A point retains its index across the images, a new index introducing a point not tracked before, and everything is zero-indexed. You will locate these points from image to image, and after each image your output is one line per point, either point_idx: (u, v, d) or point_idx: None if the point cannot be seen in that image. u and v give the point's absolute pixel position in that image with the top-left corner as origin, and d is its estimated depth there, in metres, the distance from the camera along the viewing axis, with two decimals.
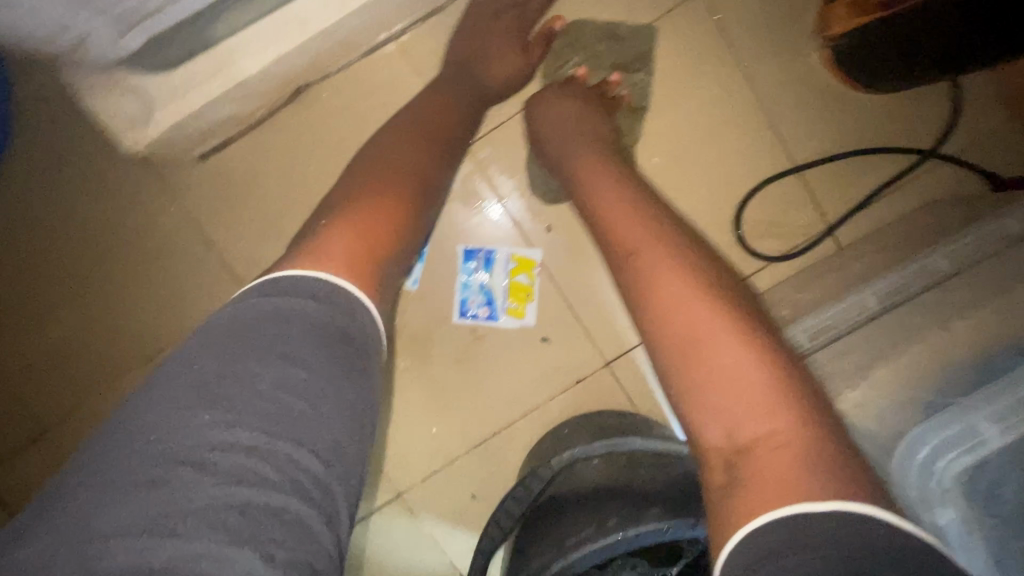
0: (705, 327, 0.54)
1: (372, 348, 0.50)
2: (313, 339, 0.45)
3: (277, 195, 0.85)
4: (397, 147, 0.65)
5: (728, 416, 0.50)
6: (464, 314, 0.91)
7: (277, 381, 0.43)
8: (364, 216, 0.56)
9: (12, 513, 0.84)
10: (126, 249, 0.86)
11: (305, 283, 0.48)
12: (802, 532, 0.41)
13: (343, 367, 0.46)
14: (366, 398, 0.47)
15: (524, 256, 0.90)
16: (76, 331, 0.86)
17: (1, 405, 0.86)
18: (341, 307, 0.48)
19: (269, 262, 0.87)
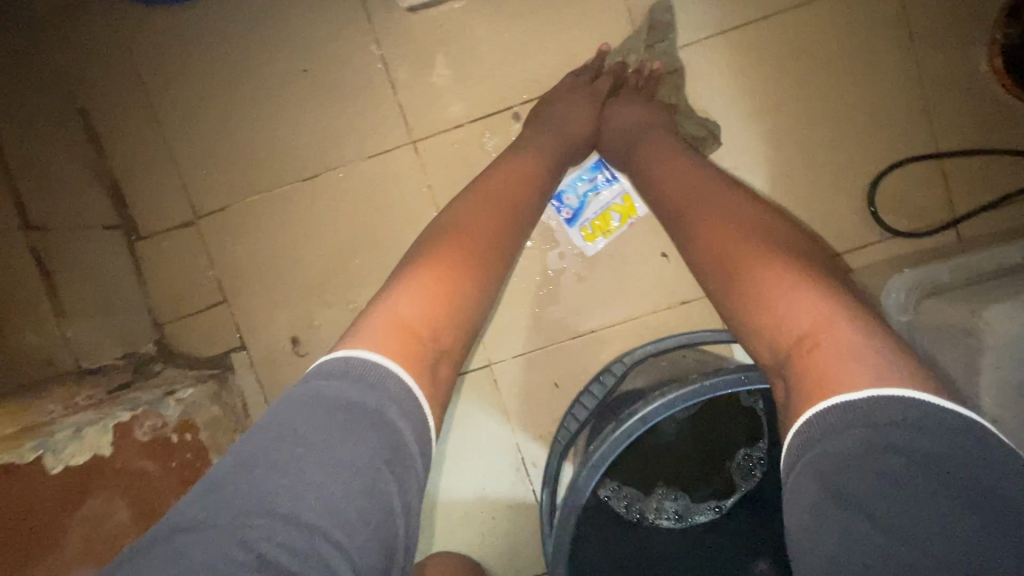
0: (756, 257, 0.61)
1: (395, 406, 0.51)
2: (328, 413, 0.48)
3: (465, 64, 0.94)
4: (476, 217, 0.71)
5: (776, 320, 0.56)
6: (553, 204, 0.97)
7: (287, 461, 0.45)
8: (432, 295, 0.61)
9: (183, 276, 0.99)
10: (318, 76, 0.96)
11: (328, 364, 0.52)
12: (865, 412, 0.44)
13: (353, 429, 0.47)
14: (383, 451, 0.47)
15: (633, 202, 0.97)
16: (260, 136, 0.97)
17: (178, 183, 0.98)
18: (359, 378, 0.51)
19: (438, 120, 0.96)
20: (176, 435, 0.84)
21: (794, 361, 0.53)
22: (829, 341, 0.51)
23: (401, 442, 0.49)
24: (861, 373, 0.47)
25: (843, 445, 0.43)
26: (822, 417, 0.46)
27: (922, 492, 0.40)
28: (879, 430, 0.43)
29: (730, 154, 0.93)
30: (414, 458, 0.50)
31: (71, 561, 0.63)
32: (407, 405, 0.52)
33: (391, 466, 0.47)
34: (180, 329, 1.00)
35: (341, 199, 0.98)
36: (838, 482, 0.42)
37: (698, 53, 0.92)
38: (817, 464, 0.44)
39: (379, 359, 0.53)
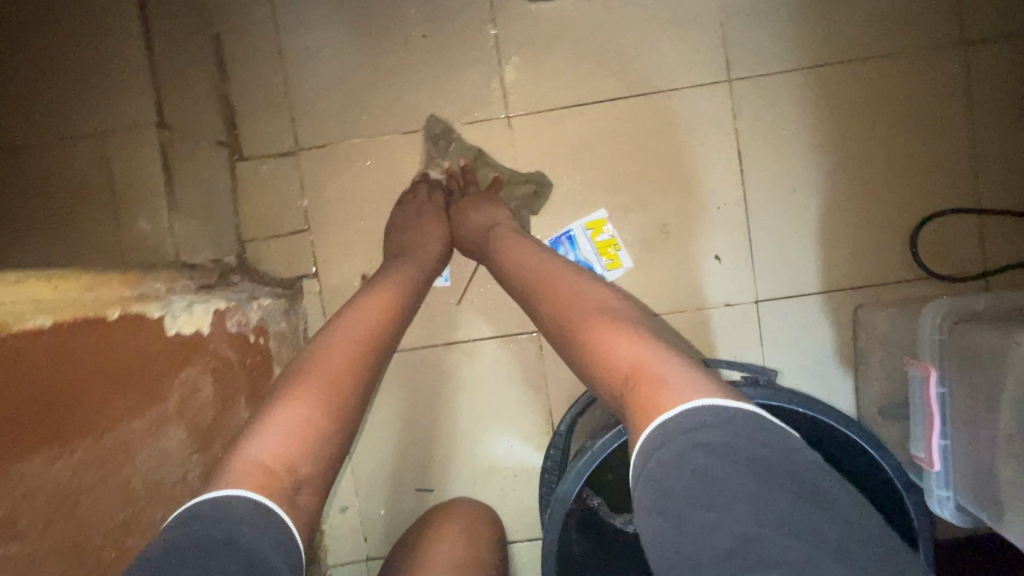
0: (584, 318, 0.69)
1: (250, 527, 0.53)
2: (177, 553, 0.49)
3: (565, 58, 1.04)
4: (344, 338, 0.76)
5: (607, 367, 0.63)
6: None
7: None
8: (300, 386, 0.69)
9: (272, 201, 1.08)
10: (430, 44, 1.05)
11: (175, 519, 0.54)
12: (686, 429, 0.51)
13: (215, 559, 0.49)
14: (241, 565, 0.49)
15: (595, 219, 1.04)
16: (366, 88, 1.06)
17: (283, 117, 1.07)
18: (215, 515, 0.53)
19: (530, 102, 1.05)
20: (252, 337, 0.91)
21: (626, 398, 0.60)
22: (649, 377, 0.58)
23: (260, 558, 0.51)
24: (673, 397, 0.54)
25: (669, 452, 0.50)
26: (654, 438, 0.53)
27: (721, 483, 0.47)
28: (694, 433, 0.51)
29: (791, 178, 1.03)
30: (276, 566, 0.52)
31: (169, 416, 0.69)
32: (267, 526, 0.55)
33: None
34: (260, 250, 1.08)
35: (431, 157, 1.06)
36: (665, 486, 0.49)
37: (775, 85, 1.02)
38: (652, 472, 0.51)
39: (235, 494, 0.56)
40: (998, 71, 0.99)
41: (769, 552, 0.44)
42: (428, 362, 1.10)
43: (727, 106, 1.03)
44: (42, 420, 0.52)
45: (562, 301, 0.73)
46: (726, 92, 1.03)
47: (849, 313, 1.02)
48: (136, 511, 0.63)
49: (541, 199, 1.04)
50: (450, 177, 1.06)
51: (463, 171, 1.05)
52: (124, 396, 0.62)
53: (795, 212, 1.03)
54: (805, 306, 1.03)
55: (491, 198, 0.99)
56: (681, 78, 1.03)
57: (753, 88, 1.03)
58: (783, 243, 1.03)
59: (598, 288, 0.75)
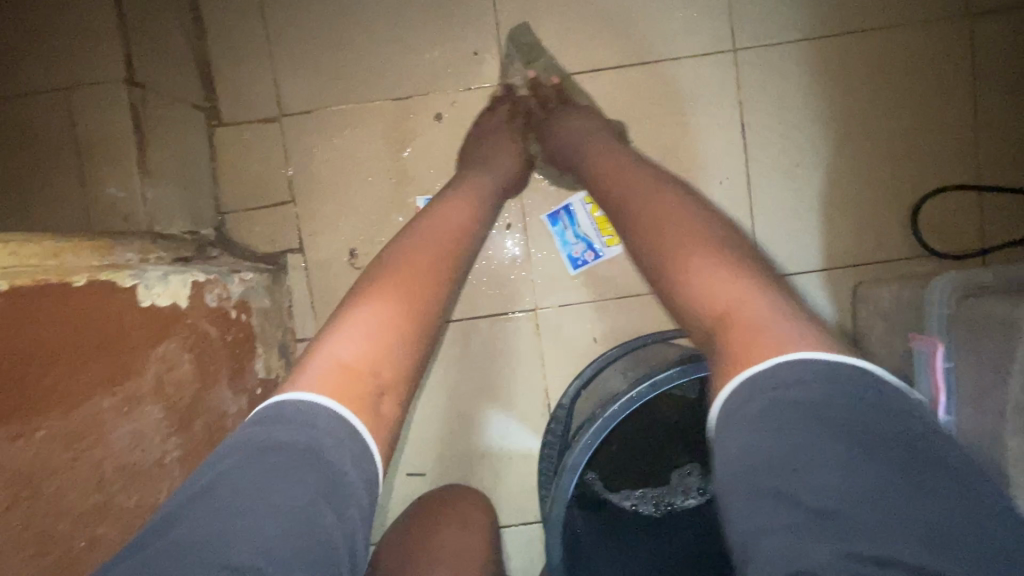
0: (668, 237, 0.67)
1: (331, 439, 0.51)
2: (257, 459, 0.47)
3: (564, 22, 1.00)
4: (420, 250, 0.72)
5: (698, 308, 0.60)
6: (575, 265, 1.04)
7: (228, 507, 0.44)
8: (382, 293, 0.65)
9: (252, 169, 1.01)
10: (421, 4, 0.99)
11: (262, 412, 0.53)
12: (780, 381, 0.47)
13: (290, 469, 0.47)
14: (317, 486, 0.47)
15: None
16: (352, 50, 1.00)
17: (263, 79, 1.01)
18: (295, 419, 0.51)
19: (527, 68, 1.00)
20: (234, 313, 0.85)
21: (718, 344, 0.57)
22: (743, 320, 0.55)
23: (338, 473, 0.49)
24: (769, 345, 0.51)
25: (756, 407, 0.47)
26: (739, 391, 0.49)
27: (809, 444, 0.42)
28: (785, 390, 0.46)
29: (796, 151, 1.00)
30: (354, 486, 0.50)
31: (146, 393, 0.64)
32: (349, 440, 0.52)
33: (324, 498, 0.47)
34: (240, 222, 1.02)
35: (425, 125, 1.01)
36: (743, 445, 0.45)
37: (778, 55, 1.00)
38: (733, 429, 0.47)
39: (313, 399, 0.53)
40: (1000, 45, 0.98)
41: (855, 521, 0.38)
42: None
43: (732, 77, 1.00)
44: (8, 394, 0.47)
45: (656, 228, 0.68)
46: (730, 62, 1.00)
47: (848, 290, 1.01)
48: (112, 493, 0.58)
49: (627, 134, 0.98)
50: (530, 90, 0.98)
51: (559, 89, 0.97)
52: (94, 369, 0.57)
53: (798, 187, 1.01)
54: (805, 283, 1.01)
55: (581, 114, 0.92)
56: (682, 47, 1.00)
57: (756, 59, 1.00)
58: (784, 219, 1.01)
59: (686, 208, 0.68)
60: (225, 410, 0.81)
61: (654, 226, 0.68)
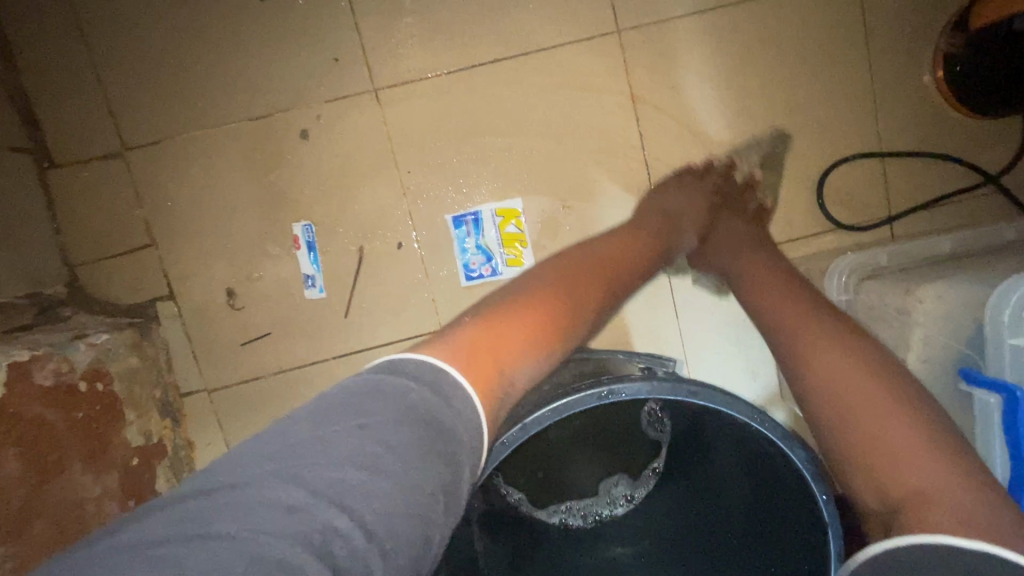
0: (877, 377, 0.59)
1: (465, 432, 0.46)
2: (405, 418, 0.42)
3: (433, 17, 0.91)
4: (587, 261, 0.71)
5: (890, 461, 0.51)
6: (469, 277, 0.94)
7: (366, 454, 0.39)
8: (555, 293, 0.64)
9: (98, 211, 0.90)
10: (269, 8, 0.88)
11: (415, 367, 0.48)
12: (948, 566, 0.42)
13: (425, 444, 0.41)
14: (444, 475, 0.42)
15: (507, 208, 0.93)
16: (198, 67, 0.89)
17: (99, 110, 0.88)
18: (440, 392, 0.46)
19: (400, 70, 0.91)
20: (85, 385, 0.76)
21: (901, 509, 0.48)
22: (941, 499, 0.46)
23: (459, 465, 0.44)
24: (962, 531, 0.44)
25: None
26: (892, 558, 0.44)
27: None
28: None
29: (695, 136, 0.95)
30: (463, 490, 0.44)
31: None
32: (476, 437, 0.47)
33: (444, 496, 0.41)
34: (97, 274, 0.90)
35: (292, 145, 0.91)
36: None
37: (667, 33, 0.93)
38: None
39: (465, 382, 0.49)
40: (891, 2, 0.93)
41: None
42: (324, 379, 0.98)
43: (619, 60, 0.93)
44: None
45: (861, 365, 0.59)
46: (618, 44, 0.93)
47: None
48: None
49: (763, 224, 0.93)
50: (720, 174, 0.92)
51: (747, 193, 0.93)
52: None
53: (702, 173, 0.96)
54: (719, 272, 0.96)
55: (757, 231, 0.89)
56: (566, 33, 0.92)
57: (646, 39, 0.93)
58: None
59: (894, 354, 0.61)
60: (84, 498, 0.72)
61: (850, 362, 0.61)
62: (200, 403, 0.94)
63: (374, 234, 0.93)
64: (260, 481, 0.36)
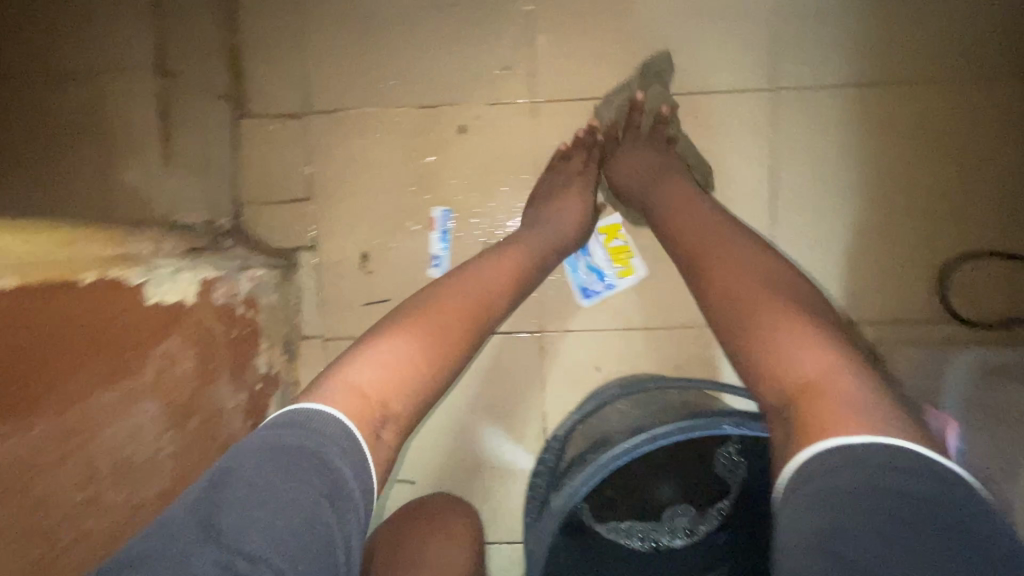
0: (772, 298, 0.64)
1: (337, 450, 0.55)
2: (273, 460, 0.51)
3: (603, 46, 0.98)
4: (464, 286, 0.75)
5: (781, 364, 0.57)
6: (587, 293, 1.02)
7: (246, 499, 0.48)
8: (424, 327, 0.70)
9: (271, 161, 1.01)
10: (461, 14, 0.98)
11: (288, 415, 0.57)
12: (848, 458, 0.46)
13: (295, 470, 0.51)
14: (324, 487, 0.51)
15: (609, 222, 1.02)
16: (388, 53, 0.99)
17: (295, 74, 1.00)
18: (306, 425, 0.55)
19: (561, 87, 0.98)
20: (241, 310, 0.86)
21: (794, 405, 0.54)
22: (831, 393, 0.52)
23: (336, 476, 0.53)
24: (859, 421, 0.48)
25: (844, 479, 0.44)
26: (815, 461, 0.47)
27: (912, 532, 0.40)
28: (887, 473, 0.44)
29: (823, 202, 0.98)
30: (354, 495, 0.53)
31: (143, 390, 0.65)
32: (348, 448, 0.56)
33: (327, 500, 0.51)
34: (257, 215, 1.02)
35: (449, 137, 1.00)
36: (825, 510, 0.43)
37: (817, 100, 0.97)
38: (806, 504, 0.44)
39: (325, 409, 0.58)
40: None
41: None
42: None
43: (765, 116, 0.97)
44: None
45: (761, 293, 0.65)
46: (768, 101, 0.97)
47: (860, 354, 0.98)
48: (101, 491, 0.59)
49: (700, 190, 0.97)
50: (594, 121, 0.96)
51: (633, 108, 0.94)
52: (93, 367, 0.57)
53: (823, 238, 0.98)
54: None
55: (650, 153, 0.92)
56: (722, 82, 0.97)
57: (796, 101, 0.97)
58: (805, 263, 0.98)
59: (771, 279, 0.67)
60: (221, 408, 0.81)
61: (748, 283, 0.66)
62: (313, 349, 1.02)
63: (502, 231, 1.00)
64: (155, 552, 0.44)
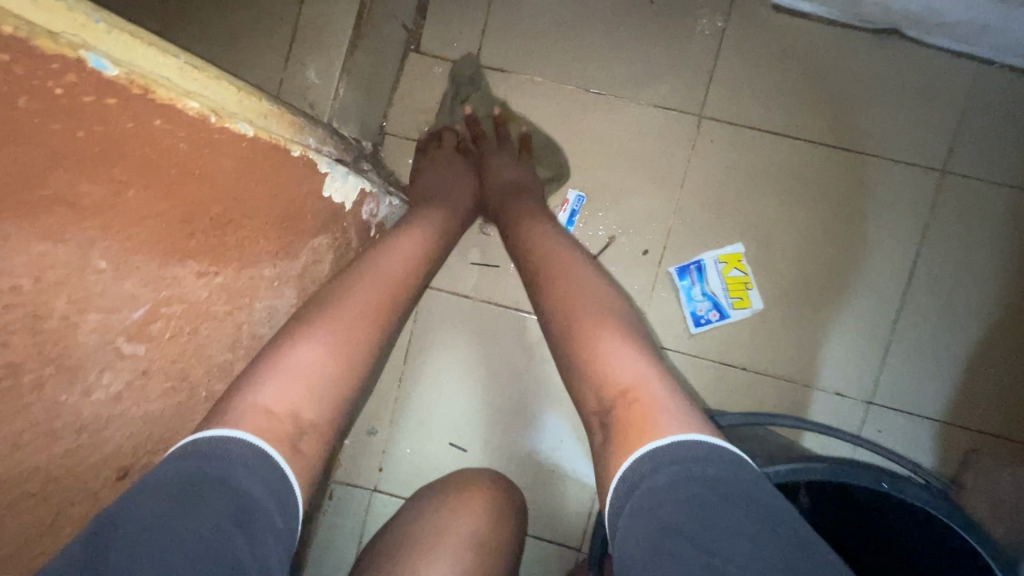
0: (572, 298, 0.69)
1: (247, 471, 0.48)
2: (171, 491, 0.43)
3: (784, 83, 0.97)
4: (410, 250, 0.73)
5: (603, 374, 0.61)
6: (697, 324, 0.99)
7: (134, 537, 0.40)
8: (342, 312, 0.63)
9: (428, 102, 1.02)
10: (657, 14, 0.99)
11: (202, 441, 0.49)
12: (660, 456, 0.50)
13: (197, 493, 0.44)
14: (232, 511, 0.44)
15: (730, 254, 0.98)
16: (575, 32, 1.00)
17: (478, 27, 1.01)
18: (212, 449, 0.48)
19: (731, 111, 0.98)
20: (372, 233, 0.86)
21: (616, 412, 0.58)
22: (644, 401, 0.56)
23: (248, 498, 0.46)
24: (671, 422, 0.54)
25: (665, 478, 0.49)
26: (635, 469, 0.51)
27: (710, 518, 0.45)
28: (689, 466, 0.49)
29: (958, 296, 0.95)
30: (270, 516, 0.47)
31: (292, 276, 0.65)
32: (264, 467, 0.49)
33: (236, 525, 0.44)
34: (395, 147, 1.02)
35: (602, 127, 1.00)
36: (642, 512, 0.47)
37: (988, 194, 0.94)
38: (631, 512, 0.48)
39: (232, 433, 0.50)
40: None
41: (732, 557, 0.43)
42: (512, 325, 1.06)
43: (924, 198, 0.95)
44: (197, 234, 0.46)
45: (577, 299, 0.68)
46: (934, 181, 0.95)
47: (960, 453, 0.94)
48: (234, 359, 0.58)
49: (555, 183, 0.99)
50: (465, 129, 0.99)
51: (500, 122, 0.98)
52: (270, 238, 0.57)
53: (948, 332, 0.95)
54: (921, 428, 0.96)
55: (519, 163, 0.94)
56: (894, 151, 0.96)
57: (963, 190, 0.95)
58: (920, 350, 0.96)
59: (604, 283, 0.71)
60: None
61: (577, 283, 0.70)
62: None
63: (631, 233, 1.00)
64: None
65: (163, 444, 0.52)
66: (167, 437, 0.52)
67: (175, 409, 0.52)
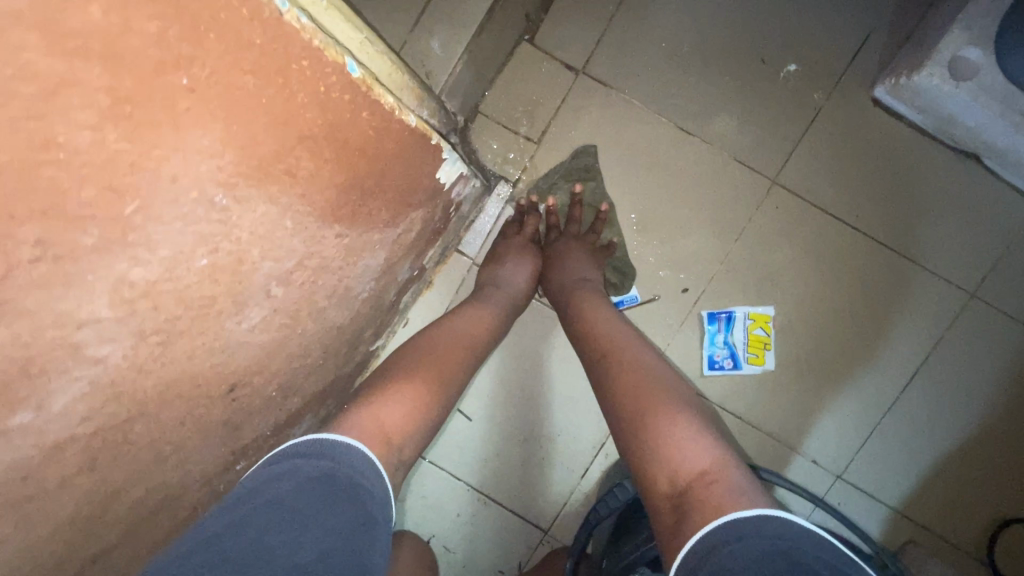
0: (634, 386, 0.71)
1: (365, 479, 0.54)
2: (310, 488, 0.51)
3: (859, 173, 1.03)
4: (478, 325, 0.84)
5: (677, 457, 0.61)
6: (711, 367, 1.06)
7: (289, 520, 0.48)
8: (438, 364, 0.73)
9: (527, 92, 1.05)
10: (765, 80, 1.03)
11: (312, 445, 0.54)
12: (749, 526, 0.51)
13: (332, 498, 0.50)
14: (359, 515, 0.51)
15: (760, 313, 1.05)
16: (682, 68, 1.04)
17: (594, 35, 1.04)
18: (331, 455, 0.54)
19: (805, 186, 1.03)
20: (451, 209, 0.90)
21: (690, 492, 0.57)
22: (720, 482, 0.57)
23: (368, 501, 0.52)
24: (748, 501, 0.54)
25: (755, 546, 0.49)
26: (721, 532, 0.51)
27: None
28: (782, 543, 0.49)
29: (948, 407, 1.04)
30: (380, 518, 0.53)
31: (387, 241, 0.70)
32: (375, 479, 0.55)
33: (363, 525, 0.50)
34: (484, 127, 1.05)
35: (682, 163, 1.05)
36: None
37: (1005, 325, 1.02)
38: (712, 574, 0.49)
39: (342, 447, 0.55)
40: None
41: None
42: (544, 324, 1.14)
43: (947, 314, 1.03)
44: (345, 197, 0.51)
45: (643, 381, 0.71)
46: (962, 302, 1.03)
47: (901, 539, 1.05)
48: (327, 305, 0.64)
49: (614, 289, 1.07)
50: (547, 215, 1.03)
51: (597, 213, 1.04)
52: (384, 209, 0.62)
53: (928, 436, 1.05)
54: (876, 512, 1.06)
55: (590, 256, 0.98)
56: (937, 262, 1.03)
57: (984, 317, 1.03)
58: (898, 446, 1.05)
59: (662, 361, 0.76)
60: (395, 278, 0.85)
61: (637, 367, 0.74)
62: (459, 264, 1.06)
63: (679, 269, 1.06)
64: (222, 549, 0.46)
65: (258, 372, 0.58)
66: (264, 365, 0.59)
67: (277, 342, 0.58)
